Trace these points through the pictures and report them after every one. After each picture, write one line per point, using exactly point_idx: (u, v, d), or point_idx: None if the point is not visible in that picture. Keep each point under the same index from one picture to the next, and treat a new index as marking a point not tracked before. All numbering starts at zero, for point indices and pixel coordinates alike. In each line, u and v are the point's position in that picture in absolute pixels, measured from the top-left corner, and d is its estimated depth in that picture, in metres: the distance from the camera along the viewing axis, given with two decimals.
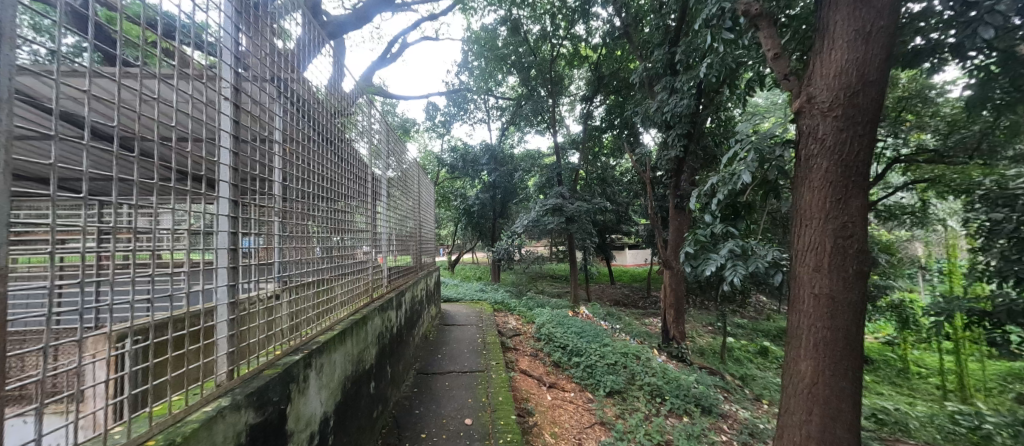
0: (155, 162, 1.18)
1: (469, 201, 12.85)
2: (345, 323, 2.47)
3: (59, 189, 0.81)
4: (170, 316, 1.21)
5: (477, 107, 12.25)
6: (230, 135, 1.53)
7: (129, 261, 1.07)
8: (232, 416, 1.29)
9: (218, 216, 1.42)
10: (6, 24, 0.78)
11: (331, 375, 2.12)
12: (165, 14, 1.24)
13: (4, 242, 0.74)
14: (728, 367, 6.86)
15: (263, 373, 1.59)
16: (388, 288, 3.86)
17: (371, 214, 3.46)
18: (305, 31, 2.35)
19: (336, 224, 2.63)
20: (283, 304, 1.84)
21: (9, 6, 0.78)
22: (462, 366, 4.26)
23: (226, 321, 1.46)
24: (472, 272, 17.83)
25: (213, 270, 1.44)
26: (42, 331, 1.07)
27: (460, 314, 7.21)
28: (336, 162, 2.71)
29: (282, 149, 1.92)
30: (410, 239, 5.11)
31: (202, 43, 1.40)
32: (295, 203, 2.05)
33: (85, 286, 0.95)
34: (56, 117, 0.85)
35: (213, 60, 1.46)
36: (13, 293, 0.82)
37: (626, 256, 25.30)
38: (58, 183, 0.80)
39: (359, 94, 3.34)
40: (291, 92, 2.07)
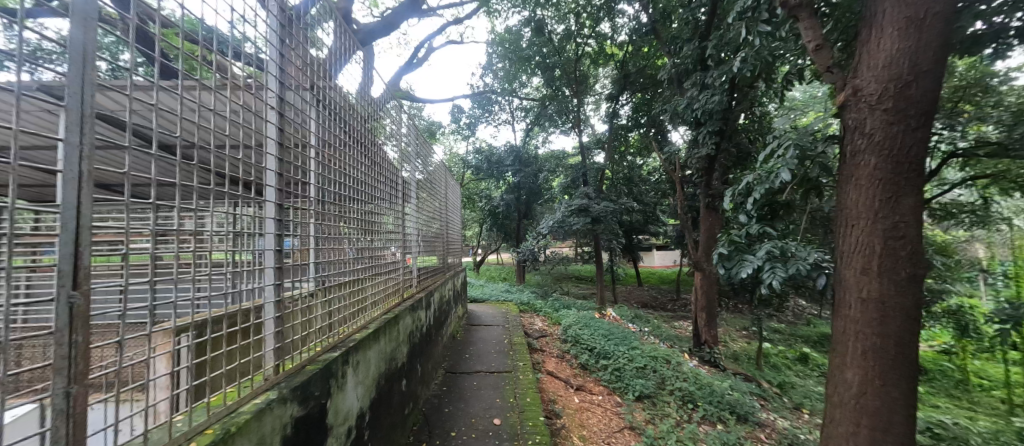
0: (211, 169, 1.27)
1: (494, 202, 12.94)
2: (378, 322, 2.55)
3: (131, 194, 0.91)
4: (223, 313, 1.30)
5: (502, 108, 12.33)
6: (275, 142, 1.62)
7: (188, 262, 1.15)
8: (279, 408, 1.37)
9: (264, 219, 1.51)
10: (89, 47, 0.86)
11: (366, 372, 2.19)
12: (214, 31, 1.32)
13: (90, 243, 0.83)
14: (765, 374, 6.57)
15: (306, 369, 1.67)
16: (418, 289, 3.95)
17: (400, 216, 3.56)
18: (338, 41, 2.45)
19: (368, 226, 2.72)
20: (322, 303, 1.93)
21: (91, 30, 0.86)
22: (489, 366, 4.30)
23: (272, 318, 1.54)
24: (497, 273, 17.92)
25: (260, 270, 1.52)
26: (112, 325, 1.17)
27: (486, 315, 7.28)
28: (367, 166, 2.81)
29: (318, 153, 2.00)
30: (437, 240, 5.21)
31: (247, 56, 1.48)
32: (331, 206, 2.14)
33: (152, 285, 1.04)
34: (128, 132, 0.94)
35: (257, 72, 1.54)
36: (95, 290, 0.91)
37: (654, 258, 24.64)
38: (129, 189, 0.90)
39: (388, 98, 3.43)
40: (326, 99, 2.16)
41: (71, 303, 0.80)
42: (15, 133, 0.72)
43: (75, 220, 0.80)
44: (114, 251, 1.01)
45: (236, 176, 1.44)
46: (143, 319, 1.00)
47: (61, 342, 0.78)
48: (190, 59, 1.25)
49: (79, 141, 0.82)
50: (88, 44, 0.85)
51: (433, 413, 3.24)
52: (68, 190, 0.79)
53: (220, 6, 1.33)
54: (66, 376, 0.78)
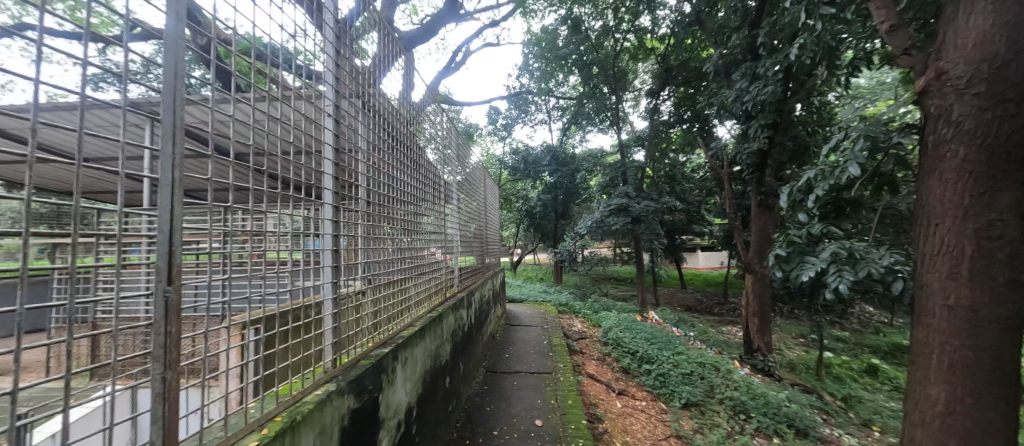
0: (276, 174, 1.36)
1: (531, 203, 12.94)
2: (423, 320, 2.62)
3: (211, 197, 0.99)
4: (287, 309, 1.38)
5: (538, 108, 12.31)
6: (332, 148, 1.73)
7: (255, 263, 1.23)
8: (337, 400, 1.44)
9: (323, 221, 1.60)
10: (177, 65, 0.96)
11: (413, 368, 2.26)
12: (275, 45, 1.41)
13: (178, 243, 0.91)
14: (827, 386, 6.06)
15: (360, 363, 1.76)
16: (459, 288, 4.04)
17: (441, 216, 3.65)
18: (381, 48, 2.55)
19: (411, 227, 2.80)
20: (371, 300, 2.01)
21: (178, 50, 0.96)
22: (530, 366, 4.29)
23: (330, 314, 1.63)
24: (534, 273, 17.89)
25: (319, 268, 1.61)
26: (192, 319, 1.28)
27: (525, 315, 7.29)
28: (410, 169, 2.91)
29: (367, 157, 2.09)
30: (475, 240, 5.28)
31: (302, 67, 1.57)
32: (379, 208, 2.23)
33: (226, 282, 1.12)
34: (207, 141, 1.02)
35: (312, 81, 1.63)
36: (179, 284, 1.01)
37: (699, 259, 23.47)
38: (209, 193, 0.98)
39: (428, 102, 3.51)
40: (372, 104, 2.25)
41: (166, 297, 0.89)
42: (123, 146, 0.83)
43: (169, 221, 0.89)
44: (197, 250, 1.11)
45: (298, 180, 1.53)
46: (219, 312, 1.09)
47: (159, 332, 0.87)
48: (253, 72, 1.34)
49: (172, 150, 0.92)
50: (175, 63, 0.95)
51: (475, 411, 3.29)
52: (162, 194, 0.88)
53: (280, 22, 1.42)
54: (162, 361, 0.87)
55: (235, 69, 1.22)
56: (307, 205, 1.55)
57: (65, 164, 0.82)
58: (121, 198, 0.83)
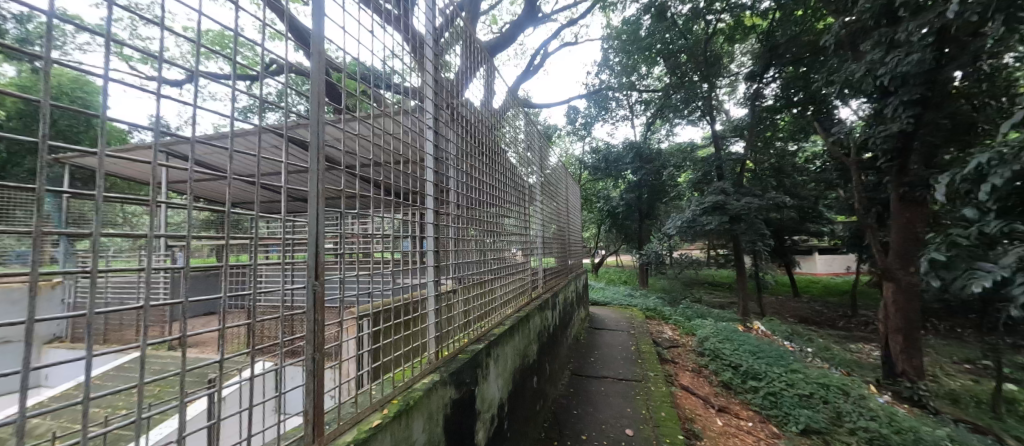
0: (386, 185, 1.53)
1: (613, 202, 12.48)
2: (512, 319, 2.71)
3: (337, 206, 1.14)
4: (394, 305, 1.54)
5: (620, 104, 11.86)
6: (431, 157, 1.90)
7: (376, 264, 1.40)
8: (442, 390, 1.57)
9: (424, 223, 1.76)
10: (312, 97, 1.15)
11: (504, 365, 2.35)
12: (374, 68, 1.56)
13: (316, 246, 1.08)
14: (1012, 428, 4.73)
15: (458, 357, 1.89)
16: (542, 289, 4.10)
17: (524, 218, 3.75)
18: (465, 61, 2.66)
19: (497, 229, 2.90)
20: (465, 298, 2.12)
21: (313, 84, 1.15)
22: (617, 372, 4.14)
23: (433, 310, 1.78)
24: (618, 276, 17.19)
25: (422, 267, 1.77)
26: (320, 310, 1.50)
27: (609, 319, 7.06)
28: (496, 174, 3.04)
29: (458, 164, 2.23)
30: (557, 241, 5.26)
31: (399, 86, 1.72)
32: (471, 212, 2.39)
33: (347, 279, 1.30)
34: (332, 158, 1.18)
35: (407, 98, 1.78)
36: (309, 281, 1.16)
37: (816, 263, 20.16)
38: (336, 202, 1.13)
39: (508, 106, 3.60)
40: (460, 114, 2.38)
41: (314, 289, 1.07)
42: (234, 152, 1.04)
43: (313, 228, 1.07)
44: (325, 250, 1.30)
45: (404, 189, 1.70)
46: (340, 306, 1.26)
47: (309, 319, 1.05)
48: (359, 94, 1.52)
49: (316, 168, 1.12)
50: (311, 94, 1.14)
51: (562, 412, 3.29)
52: (310, 206, 1.07)
53: (375, 47, 1.54)
54: (310, 345, 1.04)
55: (348, 94, 1.42)
56: (412, 211, 1.71)
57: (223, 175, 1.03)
58: (285, 210, 1.03)
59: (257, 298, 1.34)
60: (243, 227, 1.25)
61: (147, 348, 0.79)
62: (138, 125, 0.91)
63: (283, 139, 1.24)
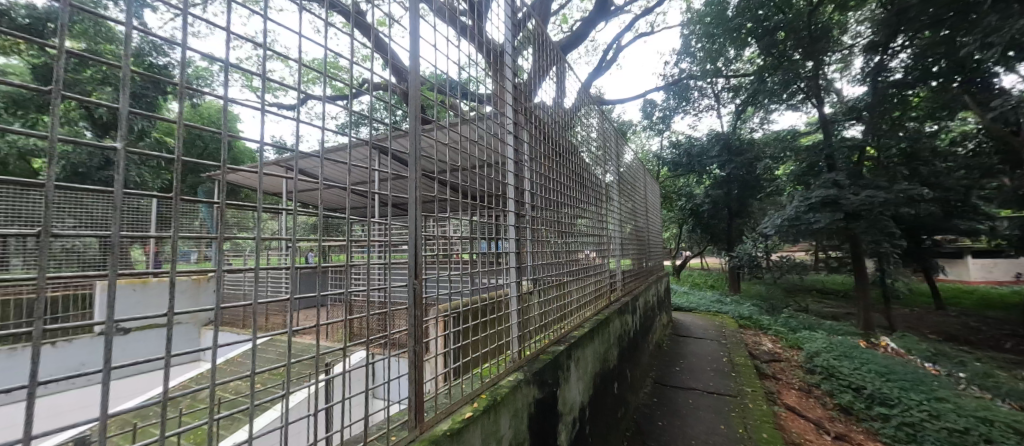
0: (469, 189, 1.61)
1: (697, 200, 11.55)
2: (591, 322, 2.66)
3: (429, 211, 1.23)
4: (479, 303, 1.61)
5: (703, 94, 10.95)
6: (511, 160, 1.96)
7: (464, 265, 1.49)
8: (527, 388, 1.61)
9: (506, 225, 1.82)
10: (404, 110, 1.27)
11: (585, 368, 2.32)
12: (454, 79, 1.64)
13: (414, 246, 1.18)
14: None
15: (540, 357, 1.92)
16: (621, 292, 3.96)
17: (602, 218, 3.63)
18: (540, 61, 2.66)
19: (575, 230, 2.86)
20: (545, 300, 2.12)
21: (404, 96, 1.26)
22: (707, 384, 3.82)
23: (515, 310, 1.82)
24: (703, 280, 15.81)
25: (505, 266, 1.82)
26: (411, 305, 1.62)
27: (696, 326, 6.54)
28: (572, 174, 3.00)
29: (536, 164, 2.24)
30: (635, 242, 5.02)
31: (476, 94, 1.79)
32: (550, 213, 2.39)
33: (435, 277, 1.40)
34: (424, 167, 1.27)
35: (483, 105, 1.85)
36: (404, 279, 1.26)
37: (969, 270, 16.28)
38: (429, 207, 1.22)
39: (582, 104, 3.52)
40: (536, 115, 2.39)
41: (413, 287, 1.17)
42: (322, 158, 1.22)
43: (412, 230, 1.18)
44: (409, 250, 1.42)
45: (486, 192, 1.77)
46: (430, 302, 1.36)
47: (411, 313, 1.15)
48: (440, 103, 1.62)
49: (413, 176, 1.23)
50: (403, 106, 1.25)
51: (645, 422, 3.13)
52: (409, 209, 1.18)
53: (453, 56, 1.62)
54: (411, 337, 1.14)
55: (433, 105, 1.52)
56: (495, 214, 1.78)
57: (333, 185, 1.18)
58: (390, 214, 1.16)
59: (361, 294, 1.50)
60: (348, 231, 1.42)
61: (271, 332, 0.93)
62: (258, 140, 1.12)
63: (376, 148, 1.37)
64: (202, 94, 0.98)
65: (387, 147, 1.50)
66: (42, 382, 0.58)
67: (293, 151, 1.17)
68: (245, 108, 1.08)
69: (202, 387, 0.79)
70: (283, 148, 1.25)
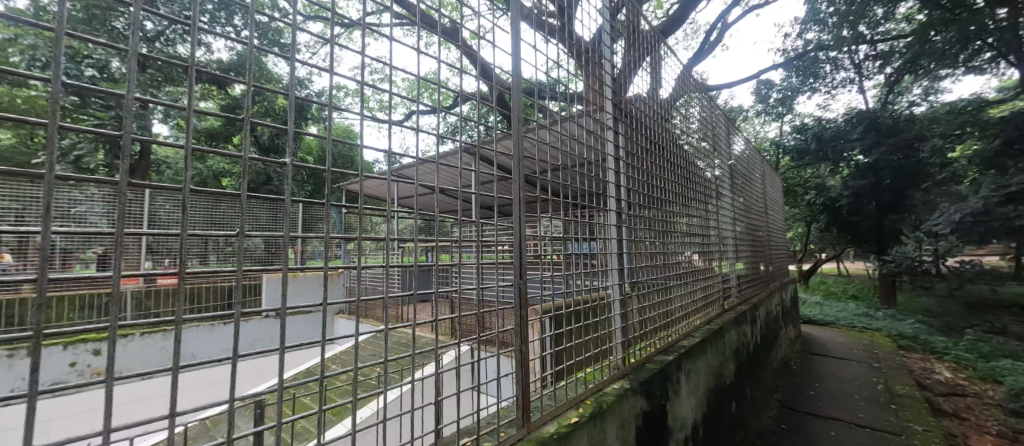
0: (567, 190, 1.59)
1: (831, 193, 9.70)
2: (703, 333, 2.41)
3: (531, 211, 1.23)
4: (582, 307, 1.57)
5: (838, 66, 9.15)
6: (612, 157, 1.87)
7: (567, 266, 1.47)
8: (633, 399, 1.53)
9: (607, 225, 1.75)
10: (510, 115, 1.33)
11: (697, 382, 2.11)
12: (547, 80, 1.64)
13: (520, 246, 1.19)
14: None
15: (646, 366, 1.80)
16: (736, 299, 3.52)
17: (711, 214, 3.26)
18: (638, 47, 2.48)
19: (682, 230, 2.61)
20: (651, 305, 1.97)
21: (510, 102, 1.32)
22: (854, 416, 3.15)
23: (619, 315, 1.72)
24: (843, 288, 13.18)
25: (607, 269, 1.74)
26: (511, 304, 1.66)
27: (835, 343, 5.46)
28: (677, 167, 2.74)
29: (638, 161, 2.10)
30: (752, 241, 4.40)
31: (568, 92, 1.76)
32: (654, 212, 2.23)
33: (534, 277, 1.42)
34: (526, 169, 1.27)
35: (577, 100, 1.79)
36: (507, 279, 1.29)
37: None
38: (530, 206, 1.22)
39: (686, 90, 3.19)
40: (636, 106, 2.24)
41: (519, 287, 1.18)
42: (431, 165, 1.34)
43: (516, 230, 1.20)
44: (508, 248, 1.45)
45: (587, 192, 1.72)
46: (532, 303, 1.37)
47: (518, 314, 1.16)
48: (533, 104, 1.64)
49: (518, 178, 1.25)
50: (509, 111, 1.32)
51: None
52: (514, 210, 1.20)
53: (545, 57, 1.62)
54: (518, 339, 1.15)
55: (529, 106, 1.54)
56: (596, 214, 1.73)
57: (442, 190, 1.29)
58: (503, 216, 1.20)
59: (468, 292, 1.58)
60: (451, 232, 1.51)
61: (393, 325, 1.04)
62: (382, 151, 1.29)
63: (472, 152, 1.47)
64: (343, 115, 1.19)
65: (486, 151, 1.56)
66: (242, 357, 0.73)
67: (406, 158, 1.32)
68: (367, 123, 1.25)
69: (347, 368, 0.91)
70: (399, 156, 1.39)
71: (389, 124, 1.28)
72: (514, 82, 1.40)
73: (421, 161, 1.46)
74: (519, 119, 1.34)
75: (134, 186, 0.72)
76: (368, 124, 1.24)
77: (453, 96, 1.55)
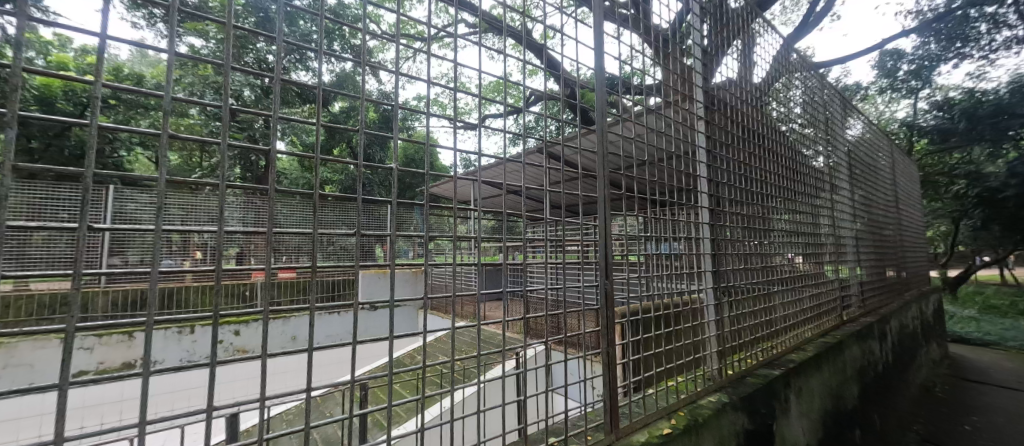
0: (654, 185, 1.49)
1: (992, 182, 7.78)
2: (817, 346, 2.10)
3: (615, 207, 1.18)
4: (674, 312, 1.45)
5: (1001, 23, 7.31)
6: (705, 150, 1.72)
7: (654, 267, 1.38)
8: (733, 415, 1.38)
9: (701, 224, 1.62)
10: (596, 110, 1.31)
11: (810, 403, 1.85)
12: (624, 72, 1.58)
13: (604, 246, 1.15)
14: None
15: (747, 379, 1.62)
16: (856, 309, 3.01)
17: (823, 209, 2.83)
18: (729, 24, 2.25)
19: (786, 228, 2.30)
20: (750, 312, 1.77)
21: (596, 97, 1.30)
22: None
23: (714, 322, 1.58)
24: (1012, 300, 10.49)
25: (700, 272, 1.60)
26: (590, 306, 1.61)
27: (1001, 370, 4.37)
28: (779, 156, 2.43)
29: (733, 153, 1.91)
30: (877, 241, 3.72)
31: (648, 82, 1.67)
32: (753, 209, 2.01)
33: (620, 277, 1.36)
34: (610, 165, 1.22)
35: (659, 90, 1.68)
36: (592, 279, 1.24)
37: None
38: (615, 202, 1.17)
39: (788, 67, 2.81)
40: (731, 89, 2.03)
41: (604, 287, 1.14)
42: (509, 165, 1.39)
43: (603, 226, 1.17)
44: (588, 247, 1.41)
45: (675, 187, 1.61)
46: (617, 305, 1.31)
47: (605, 315, 1.13)
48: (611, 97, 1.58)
49: (603, 174, 1.21)
50: (597, 105, 1.31)
51: None
52: (601, 208, 1.17)
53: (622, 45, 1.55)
54: (607, 345, 1.11)
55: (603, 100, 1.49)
56: (687, 210, 1.61)
57: (522, 191, 1.33)
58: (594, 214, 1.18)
59: (548, 294, 1.57)
60: (526, 232, 1.51)
61: (480, 323, 1.08)
62: (467, 152, 1.37)
63: (542, 154, 1.51)
64: (428, 118, 1.30)
65: (562, 150, 1.55)
66: (358, 344, 0.82)
67: (482, 158, 1.38)
68: (442, 126, 1.32)
69: (442, 361, 0.97)
70: (475, 158, 1.45)
71: (468, 126, 1.35)
72: (596, 77, 1.36)
73: (497, 162, 1.49)
74: (600, 112, 1.31)
75: (278, 192, 0.87)
76: (450, 126, 1.32)
77: (523, 97, 1.58)
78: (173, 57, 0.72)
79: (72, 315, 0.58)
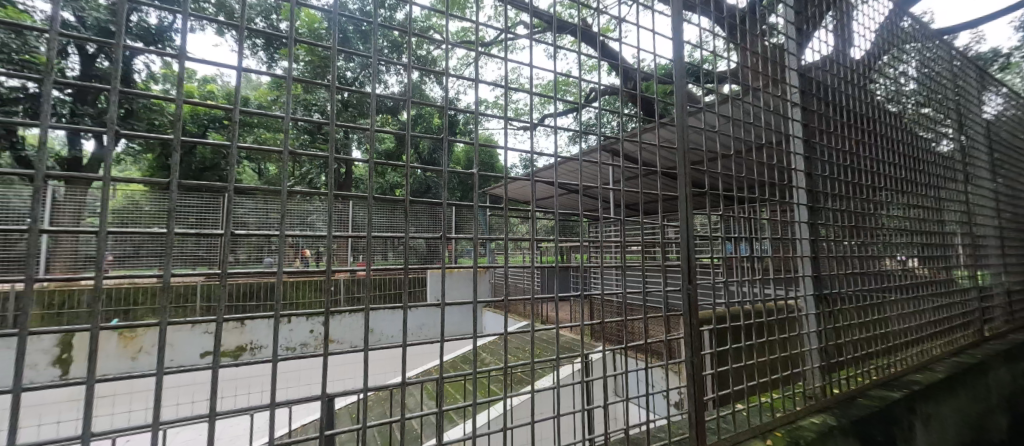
0: (742, 180, 1.36)
1: None
2: (948, 368, 1.77)
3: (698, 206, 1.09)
4: (767, 321, 1.30)
5: None
6: (800, 140, 1.53)
7: (740, 271, 1.25)
8: (842, 440, 1.22)
9: (797, 223, 1.44)
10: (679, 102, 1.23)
11: (943, 435, 1.56)
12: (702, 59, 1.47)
13: (688, 247, 1.07)
14: None
15: (858, 401, 1.42)
16: (1000, 323, 2.49)
17: (950, 202, 2.38)
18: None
19: (902, 226, 1.97)
20: (860, 324, 1.54)
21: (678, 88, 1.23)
22: None
23: (814, 333, 1.40)
24: None
25: (796, 276, 1.43)
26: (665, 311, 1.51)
27: None
28: (892, 142, 2.09)
29: (834, 141, 1.68)
30: None
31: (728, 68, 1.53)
32: (860, 204, 1.75)
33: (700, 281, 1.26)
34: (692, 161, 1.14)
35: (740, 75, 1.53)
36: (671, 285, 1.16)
37: None
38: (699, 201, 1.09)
39: (900, 37, 2.41)
40: (829, 68, 1.78)
41: (687, 293, 1.07)
42: (577, 164, 1.35)
43: (685, 227, 1.09)
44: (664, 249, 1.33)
45: (763, 182, 1.45)
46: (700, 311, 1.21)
47: (688, 322, 1.05)
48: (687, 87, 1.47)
49: (683, 171, 1.13)
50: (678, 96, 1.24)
51: None
52: (683, 207, 1.09)
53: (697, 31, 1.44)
54: (692, 355, 1.04)
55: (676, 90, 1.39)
56: (779, 208, 1.44)
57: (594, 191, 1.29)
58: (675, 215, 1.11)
59: (618, 298, 1.51)
60: (591, 233, 1.46)
61: (557, 327, 1.06)
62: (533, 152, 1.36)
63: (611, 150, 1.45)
64: (492, 121, 1.31)
65: (632, 145, 1.48)
66: (447, 344, 0.85)
67: (546, 158, 1.36)
68: (508, 128, 1.33)
69: (519, 364, 0.97)
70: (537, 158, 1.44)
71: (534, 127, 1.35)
72: (674, 66, 1.28)
73: (560, 161, 1.46)
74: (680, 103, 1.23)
75: (379, 200, 0.93)
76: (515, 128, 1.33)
77: (584, 95, 1.54)
78: (293, 81, 0.84)
79: (221, 307, 0.68)
